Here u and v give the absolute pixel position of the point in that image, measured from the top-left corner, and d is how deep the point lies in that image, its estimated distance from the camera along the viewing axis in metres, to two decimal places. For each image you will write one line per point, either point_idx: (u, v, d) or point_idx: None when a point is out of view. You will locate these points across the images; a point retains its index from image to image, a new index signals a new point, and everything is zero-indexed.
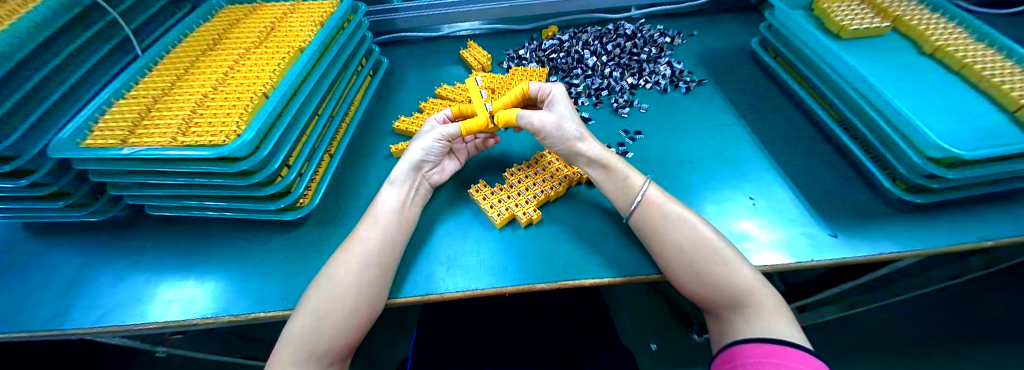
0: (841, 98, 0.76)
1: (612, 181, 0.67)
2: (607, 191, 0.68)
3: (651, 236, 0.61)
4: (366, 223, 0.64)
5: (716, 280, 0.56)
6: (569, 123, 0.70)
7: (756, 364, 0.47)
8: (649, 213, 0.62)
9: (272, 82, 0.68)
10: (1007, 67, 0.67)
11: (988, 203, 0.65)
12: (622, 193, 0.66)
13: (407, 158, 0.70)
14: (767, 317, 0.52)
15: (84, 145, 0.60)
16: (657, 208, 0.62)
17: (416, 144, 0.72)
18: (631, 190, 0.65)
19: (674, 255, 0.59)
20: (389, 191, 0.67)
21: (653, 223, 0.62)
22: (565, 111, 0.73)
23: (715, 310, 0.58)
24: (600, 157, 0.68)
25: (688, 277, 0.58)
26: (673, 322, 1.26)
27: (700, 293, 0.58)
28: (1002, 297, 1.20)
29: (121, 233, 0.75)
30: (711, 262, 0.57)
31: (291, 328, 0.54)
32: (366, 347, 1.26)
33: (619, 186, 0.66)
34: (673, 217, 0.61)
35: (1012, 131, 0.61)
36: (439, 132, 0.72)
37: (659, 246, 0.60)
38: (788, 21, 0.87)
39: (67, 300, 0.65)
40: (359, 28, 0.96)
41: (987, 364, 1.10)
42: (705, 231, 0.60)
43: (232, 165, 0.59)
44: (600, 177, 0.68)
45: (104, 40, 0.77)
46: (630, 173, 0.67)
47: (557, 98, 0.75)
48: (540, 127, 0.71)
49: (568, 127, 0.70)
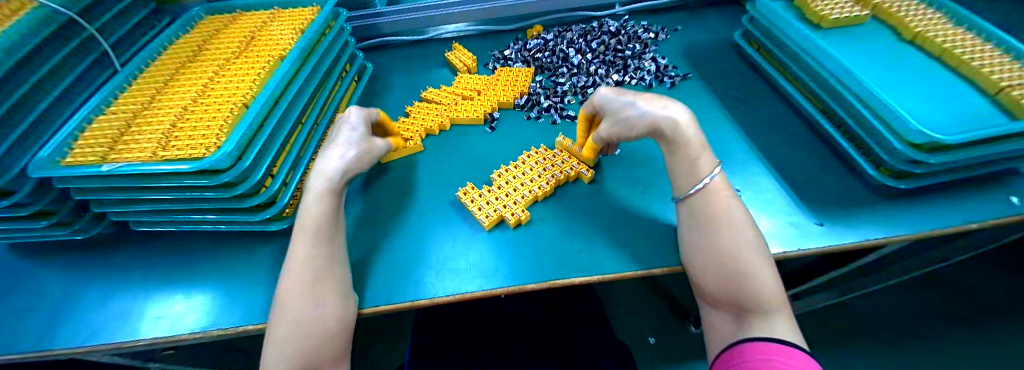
0: (821, 86, 0.77)
1: (681, 162, 0.63)
2: (672, 171, 0.65)
3: (701, 227, 0.59)
4: (298, 234, 0.60)
5: (752, 281, 0.54)
6: (632, 108, 0.67)
7: (763, 361, 0.47)
8: (711, 202, 0.60)
9: (252, 92, 0.68)
10: (985, 50, 0.68)
11: (970, 186, 0.67)
12: (688, 172, 0.62)
13: (339, 168, 0.65)
14: (783, 331, 0.51)
15: (65, 164, 0.59)
16: (720, 199, 0.60)
17: (346, 156, 0.66)
18: (698, 175, 0.61)
19: (722, 248, 0.56)
20: (316, 199, 0.62)
21: (712, 212, 0.59)
22: (625, 99, 0.69)
23: (731, 311, 0.56)
24: (677, 133, 0.63)
25: (720, 276, 0.56)
26: (668, 314, 1.27)
27: (727, 292, 0.55)
28: (984, 279, 1.23)
29: (107, 251, 0.74)
30: (753, 264, 0.55)
31: (282, 337, 0.53)
32: (364, 353, 1.26)
33: (687, 168, 0.63)
34: (732, 213, 0.58)
35: (991, 114, 0.62)
36: (373, 151, 0.71)
37: (706, 238, 0.58)
38: (769, 13, 0.88)
39: (54, 320, 0.65)
40: (340, 33, 0.95)
41: (973, 343, 1.12)
42: (753, 234, 0.57)
43: (214, 178, 0.58)
44: (676, 155, 0.64)
45: (81, 56, 0.76)
46: (701, 155, 0.62)
47: (607, 97, 0.72)
48: (611, 133, 0.71)
49: (630, 116, 0.67)
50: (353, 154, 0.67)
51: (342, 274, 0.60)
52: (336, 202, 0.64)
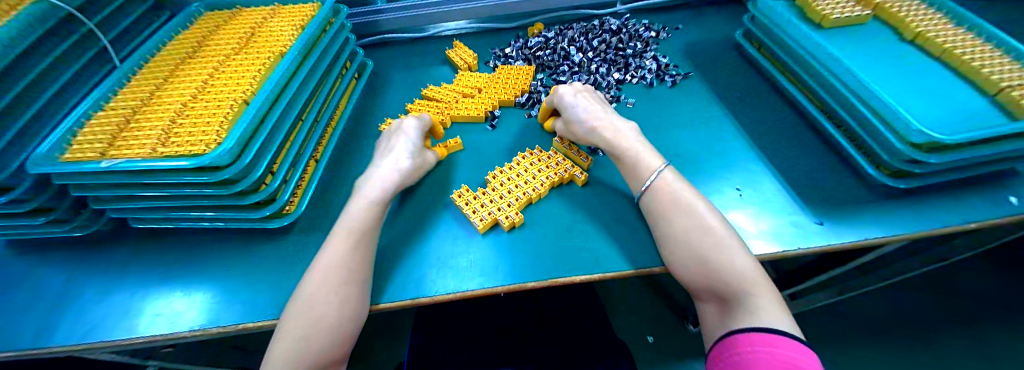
0: (823, 86, 0.77)
1: (624, 165, 0.70)
2: (624, 175, 0.70)
3: (655, 221, 0.63)
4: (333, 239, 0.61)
5: (717, 266, 0.55)
6: (580, 125, 0.76)
7: (750, 354, 0.46)
8: (658, 197, 0.63)
9: (252, 88, 0.68)
10: (986, 51, 0.68)
11: (969, 187, 0.67)
12: (635, 178, 0.68)
13: (392, 177, 0.69)
14: (761, 312, 0.50)
15: (63, 160, 0.59)
16: (665, 191, 0.63)
17: (397, 165, 0.71)
18: (642, 175, 0.66)
19: (679, 239, 0.59)
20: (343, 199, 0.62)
21: (661, 205, 0.62)
22: (574, 112, 0.77)
23: (713, 300, 0.56)
24: (613, 142, 0.71)
25: (689, 266, 0.57)
26: (666, 312, 1.28)
27: (699, 280, 0.56)
28: (982, 279, 1.23)
29: (106, 247, 0.73)
30: (712, 249, 0.56)
31: (282, 336, 0.53)
32: (362, 350, 1.26)
33: (631, 170, 0.68)
34: (682, 203, 0.61)
35: (992, 115, 0.62)
36: (421, 161, 0.76)
37: (665, 230, 0.61)
38: (770, 13, 0.88)
39: (52, 317, 0.64)
40: (341, 30, 0.95)
41: (969, 342, 1.13)
42: (709, 220, 0.59)
43: (214, 174, 0.58)
44: (617, 158, 0.71)
45: (80, 52, 0.76)
46: (644, 157, 0.68)
47: (563, 101, 0.79)
48: (564, 132, 0.81)
49: (574, 124, 0.77)
50: (406, 166, 0.72)
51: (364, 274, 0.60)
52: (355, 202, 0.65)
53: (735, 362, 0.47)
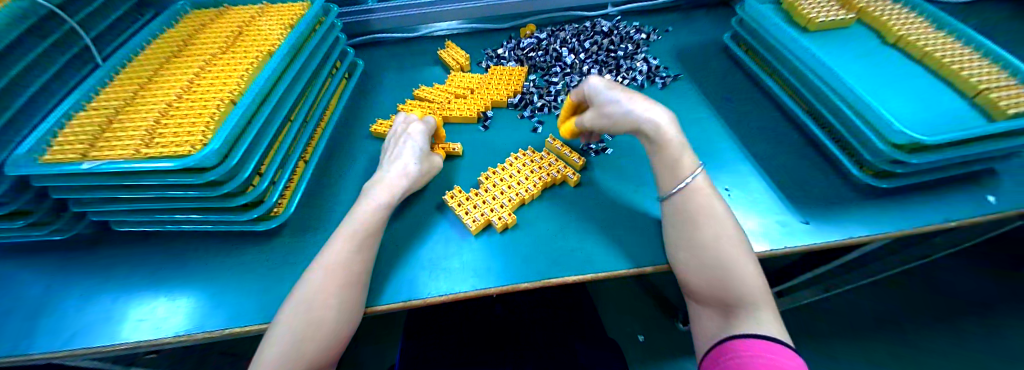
0: (809, 88, 0.79)
1: (664, 161, 0.64)
2: (656, 170, 0.66)
3: (683, 223, 0.60)
4: (335, 239, 0.61)
5: (737, 276, 0.55)
6: (620, 106, 0.66)
7: (752, 357, 0.48)
8: (691, 199, 0.61)
9: (239, 88, 0.66)
10: (965, 54, 0.70)
11: (949, 185, 0.69)
12: (671, 172, 0.63)
13: (400, 182, 0.69)
14: (770, 327, 0.52)
15: (43, 162, 0.57)
16: (702, 196, 0.61)
17: (406, 169, 0.70)
18: (680, 173, 0.62)
19: (705, 245, 0.57)
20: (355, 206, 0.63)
21: (691, 209, 0.60)
22: (610, 95, 0.68)
23: (718, 307, 0.56)
24: (658, 132, 0.64)
25: (708, 272, 0.57)
26: (657, 311, 1.29)
27: (713, 287, 0.56)
28: (961, 276, 1.27)
29: (86, 251, 0.71)
30: (736, 260, 0.56)
31: (272, 339, 0.52)
32: (353, 353, 1.24)
33: (670, 166, 0.63)
34: (713, 211, 0.60)
35: (970, 116, 0.64)
36: (429, 164, 0.74)
37: (690, 234, 0.59)
38: (757, 16, 0.89)
39: (30, 324, 0.62)
40: (331, 30, 0.94)
41: (949, 338, 1.16)
42: (733, 232, 0.59)
43: (200, 176, 0.57)
44: (659, 153, 0.65)
45: (61, 50, 0.74)
46: (684, 154, 0.63)
47: (596, 87, 0.71)
48: (595, 123, 0.72)
49: (613, 111, 0.67)
50: (415, 170, 0.71)
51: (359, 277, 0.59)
52: (357, 207, 0.65)
53: (736, 365, 0.48)
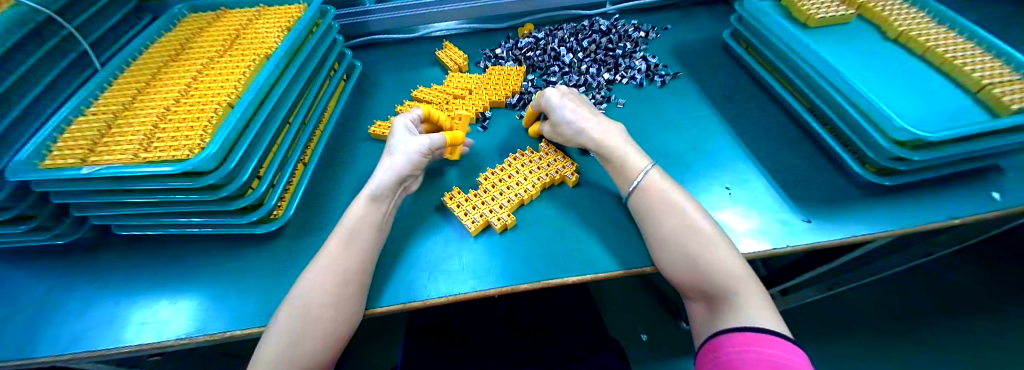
0: (809, 85, 0.78)
1: (614, 168, 0.71)
2: (611, 175, 0.72)
3: (644, 221, 0.63)
4: (334, 242, 0.61)
5: (708, 264, 0.55)
6: (567, 125, 0.76)
7: (740, 353, 0.46)
8: (647, 196, 0.64)
9: (237, 91, 0.67)
10: (967, 49, 0.69)
11: (952, 182, 0.68)
12: (624, 175, 0.68)
13: (378, 181, 0.67)
14: (753, 311, 0.50)
15: (43, 167, 0.58)
16: (655, 190, 0.64)
17: (386, 163, 0.70)
18: (632, 174, 0.67)
19: (669, 239, 0.59)
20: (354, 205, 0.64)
21: (649, 206, 0.63)
22: (562, 114, 0.77)
23: (702, 298, 0.56)
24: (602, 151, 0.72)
25: (681, 264, 0.57)
26: (660, 310, 1.29)
27: (691, 280, 0.57)
28: (967, 272, 1.26)
29: (88, 255, 0.72)
30: (703, 247, 0.57)
31: (271, 338, 0.52)
32: (356, 354, 1.25)
33: (621, 172, 0.69)
34: (670, 203, 0.62)
35: (973, 112, 0.63)
36: (408, 155, 0.70)
37: (655, 230, 0.61)
38: (757, 13, 0.89)
39: (35, 328, 0.63)
40: (328, 31, 0.94)
41: (954, 335, 1.15)
42: (697, 219, 0.60)
43: (198, 179, 0.57)
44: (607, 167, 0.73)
45: (59, 56, 0.74)
46: (633, 158, 0.69)
47: (552, 104, 0.79)
48: (553, 135, 0.81)
49: (565, 130, 0.77)
50: (389, 167, 0.69)
51: (358, 278, 0.59)
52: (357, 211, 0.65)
53: (725, 362, 0.47)
